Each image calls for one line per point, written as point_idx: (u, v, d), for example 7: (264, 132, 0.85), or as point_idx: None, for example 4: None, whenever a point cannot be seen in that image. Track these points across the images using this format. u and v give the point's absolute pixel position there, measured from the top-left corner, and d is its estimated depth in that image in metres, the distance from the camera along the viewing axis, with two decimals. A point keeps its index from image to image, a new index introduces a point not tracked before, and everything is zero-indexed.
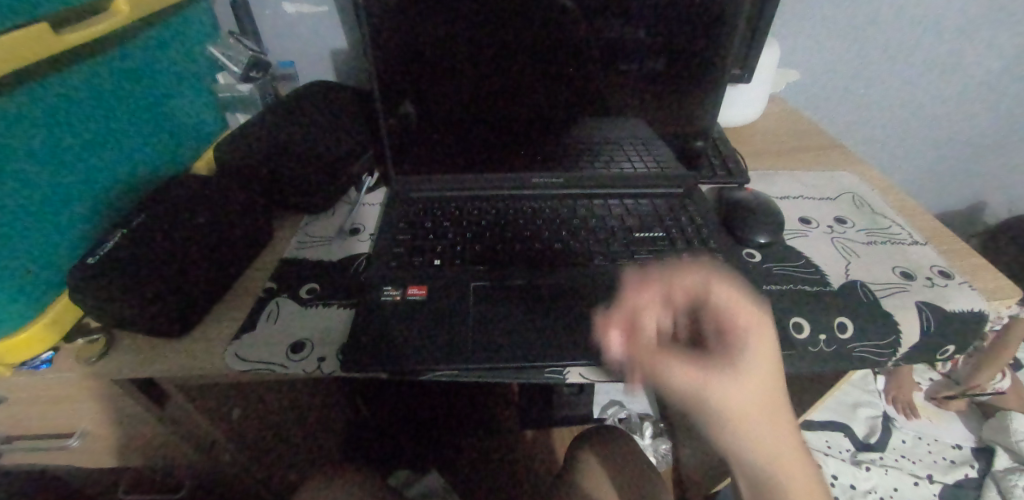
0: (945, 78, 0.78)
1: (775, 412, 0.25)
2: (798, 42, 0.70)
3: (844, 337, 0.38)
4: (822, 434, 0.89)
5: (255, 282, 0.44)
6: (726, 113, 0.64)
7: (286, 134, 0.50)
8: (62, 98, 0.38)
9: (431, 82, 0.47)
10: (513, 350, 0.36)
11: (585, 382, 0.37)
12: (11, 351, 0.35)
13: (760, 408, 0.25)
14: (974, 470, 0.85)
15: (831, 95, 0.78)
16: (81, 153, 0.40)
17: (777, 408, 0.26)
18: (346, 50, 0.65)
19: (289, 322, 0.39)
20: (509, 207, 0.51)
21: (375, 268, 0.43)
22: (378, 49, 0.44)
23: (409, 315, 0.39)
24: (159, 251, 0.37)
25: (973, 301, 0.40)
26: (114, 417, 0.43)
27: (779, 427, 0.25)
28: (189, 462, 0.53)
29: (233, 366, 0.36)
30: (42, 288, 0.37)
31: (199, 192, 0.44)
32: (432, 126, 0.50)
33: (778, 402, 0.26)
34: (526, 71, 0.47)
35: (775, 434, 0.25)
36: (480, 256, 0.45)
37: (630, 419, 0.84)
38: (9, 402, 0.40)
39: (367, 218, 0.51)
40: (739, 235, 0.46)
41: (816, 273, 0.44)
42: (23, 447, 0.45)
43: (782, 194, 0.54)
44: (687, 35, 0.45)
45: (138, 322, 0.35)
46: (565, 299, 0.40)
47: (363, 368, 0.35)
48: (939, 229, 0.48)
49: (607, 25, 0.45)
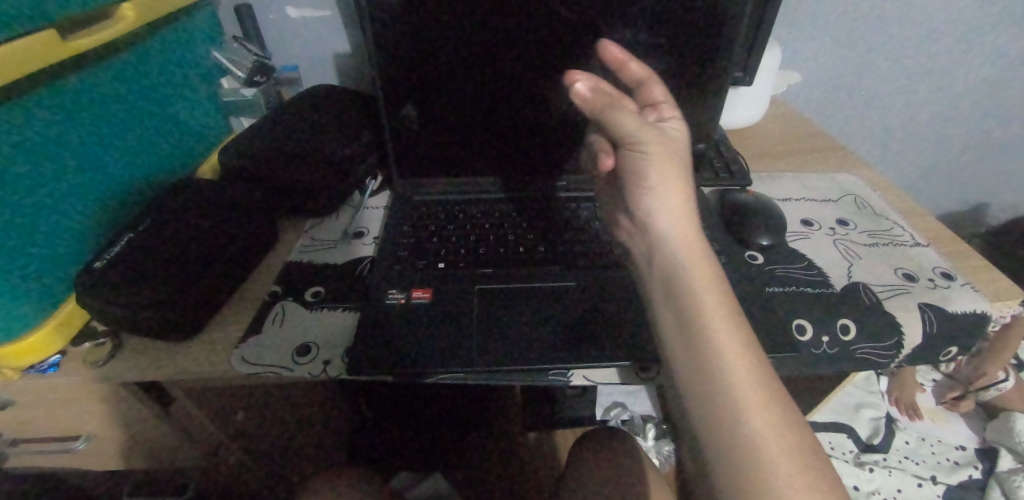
0: (946, 79, 0.78)
1: (685, 176, 0.32)
2: (798, 44, 0.70)
3: (847, 339, 0.38)
4: (825, 435, 0.89)
5: (260, 286, 0.44)
6: (728, 115, 0.64)
7: (290, 138, 0.51)
8: (66, 103, 0.38)
9: (433, 86, 0.47)
10: (517, 353, 0.37)
11: (588, 384, 0.37)
12: (19, 355, 0.36)
13: (674, 155, 0.31)
14: (977, 472, 0.85)
15: (832, 97, 0.78)
16: (85, 158, 0.40)
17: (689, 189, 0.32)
18: (349, 53, 0.65)
19: (294, 326, 0.39)
20: (512, 210, 0.51)
21: (379, 272, 0.43)
22: (381, 53, 0.44)
23: (413, 318, 0.39)
24: (164, 256, 0.38)
25: (976, 302, 0.40)
26: (120, 420, 0.43)
27: (692, 232, 0.31)
28: (194, 463, 0.53)
29: (238, 370, 0.36)
30: (49, 292, 0.38)
31: (204, 197, 0.44)
32: (434, 129, 0.50)
33: (691, 183, 0.32)
34: (528, 74, 0.47)
35: (689, 242, 0.30)
36: (483, 259, 0.45)
37: (632, 420, 0.84)
38: (17, 405, 0.40)
39: (371, 222, 0.51)
40: (741, 237, 0.46)
41: (819, 275, 0.44)
42: (31, 448, 0.45)
43: (784, 196, 0.54)
44: (688, 38, 0.46)
45: (145, 326, 0.36)
46: (569, 302, 0.41)
47: (368, 371, 0.35)
48: (941, 230, 0.48)
49: (608, 29, 0.45)
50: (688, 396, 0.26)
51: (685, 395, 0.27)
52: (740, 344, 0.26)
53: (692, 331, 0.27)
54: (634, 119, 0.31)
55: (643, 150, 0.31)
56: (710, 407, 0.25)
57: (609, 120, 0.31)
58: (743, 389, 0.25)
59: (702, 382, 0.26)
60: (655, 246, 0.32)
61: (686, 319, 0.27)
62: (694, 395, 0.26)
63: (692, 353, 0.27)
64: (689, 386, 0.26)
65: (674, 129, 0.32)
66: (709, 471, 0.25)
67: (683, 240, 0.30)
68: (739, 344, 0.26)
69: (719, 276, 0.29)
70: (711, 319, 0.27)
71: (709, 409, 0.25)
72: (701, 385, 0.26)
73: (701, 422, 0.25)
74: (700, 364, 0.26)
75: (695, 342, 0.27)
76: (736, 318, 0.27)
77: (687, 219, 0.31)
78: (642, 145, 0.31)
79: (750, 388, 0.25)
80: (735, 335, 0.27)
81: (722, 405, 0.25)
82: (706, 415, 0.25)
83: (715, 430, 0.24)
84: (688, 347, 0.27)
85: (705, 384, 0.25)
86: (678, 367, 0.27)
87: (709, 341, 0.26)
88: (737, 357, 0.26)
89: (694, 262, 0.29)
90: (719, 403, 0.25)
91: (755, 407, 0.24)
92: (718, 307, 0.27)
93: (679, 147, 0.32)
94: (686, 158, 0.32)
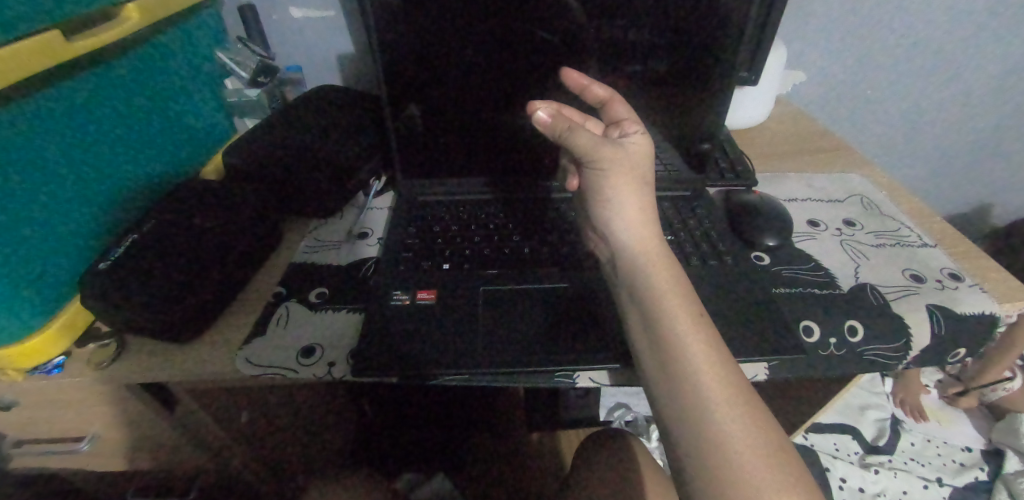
0: (951, 78, 0.77)
1: (645, 188, 0.34)
2: (803, 44, 0.70)
3: (854, 340, 0.38)
4: (830, 437, 0.89)
5: (264, 287, 0.44)
6: (733, 115, 0.64)
7: (294, 138, 0.50)
8: (70, 104, 0.38)
9: (437, 87, 0.47)
10: (522, 354, 0.36)
11: (594, 386, 0.37)
12: (23, 357, 0.36)
13: (633, 168, 0.33)
14: (984, 473, 0.84)
15: (837, 96, 0.77)
16: (89, 158, 0.40)
17: (649, 200, 0.34)
18: (352, 54, 0.65)
19: (299, 327, 0.39)
20: (516, 211, 0.50)
21: (383, 273, 0.43)
22: (384, 53, 0.44)
23: (417, 320, 0.39)
24: (169, 257, 0.38)
25: (985, 304, 0.40)
26: (124, 421, 0.43)
27: (652, 242, 0.32)
28: (197, 464, 0.53)
29: (243, 371, 0.36)
30: (53, 294, 0.37)
31: (208, 197, 0.44)
32: (438, 130, 0.50)
33: (650, 195, 0.34)
34: (532, 74, 0.47)
35: (650, 251, 0.32)
36: (487, 260, 0.45)
37: (636, 421, 0.84)
38: (22, 406, 0.40)
39: (375, 223, 0.51)
40: (747, 238, 0.46)
41: (826, 276, 0.43)
42: (36, 449, 0.46)
43: (789, 197, 0.53)
44: (693, 38, 0.45)
45: (149, 328, 0.36)
46: (574, 303, 0.40)
47: (373, 373, 0.35)
48: (949, 231, 0.48)
49: (612, 28, 0.45)
50: (660, 398, 0.27)
51: (657, 399, 0.28)
52: (703, 345, 0.28)
53: (658, 336, 0.28)
54: (593, 135, 0.33)
55: (603, 163, 0.33)
56: (679, 407, 0.26)
57: (569, 138, 0.34)
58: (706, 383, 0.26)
59: (670, 384, 0.27)
60: (620, 257, 0.33)
61: (651, 325, 0.29)
62: (665, 397, 0.27)
63: (659, 357, 0.28)
64: (659, 389, 0.27)
65: (633, 142, 0.35)
66: (683, 468, 0.26)
67: (645, 251, 0.32)
68: (702, 345, 0.27)
69: (679, 281, 0.31)
70: (675, 320, 0.28)
71: (679, 408, 0.26)
72: (670, 387, 0.27)
73: (673, 420, 0.26)
74: (667, 367, 0.27)
75: (660, 346, 0.28)
76: (698, 321, 0.29)
77: (649, 229, 0.33)
78: (602, 161, 0.33)
79: (715, 386, 0.26)
80: (700, 335, 0.28)
81: (689, 403, 0.26)
82: (677, 414, 0.26)
83: (685, 428, 0.26)
84: (656, 351, 0.28)
85: (673, 385, 0.27)
86: (648, 371, 0.29)
87: (674, 344, 0.28)
88: (702, 358, 0.27)
89: (657, 270, 0.31)
90: (687, 402, 0.26)
91: (720, 403, 0.25)
92: (680, 312, 0.29)
93: (637, 159, 0.34)
94: (644, 169, 0.34)
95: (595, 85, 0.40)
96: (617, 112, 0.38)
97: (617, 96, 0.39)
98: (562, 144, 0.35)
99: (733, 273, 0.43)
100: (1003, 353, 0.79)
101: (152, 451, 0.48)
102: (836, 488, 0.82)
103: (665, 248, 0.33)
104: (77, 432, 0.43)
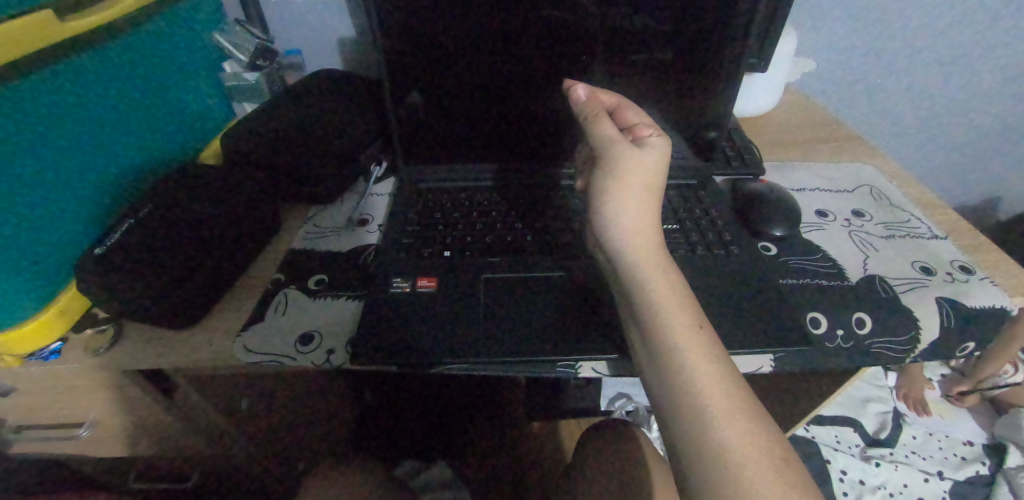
0: (964, 68, 0.75)
1: (652, 191, 0.33)
2: (814, 30, 0.68)
3: (862, 333, 0.37)
4: (831, 429, 0.90)
5: (263, 272, 0.44)
6: (742, 103, 0.63)
7: (293, 122, 0.50)
8: (61, 84, 0.37)
9: (438, 72, 0.46)
10: (523, 344, 0.36)
11: (596, 376, 0.36)
12: (19, 343, 0.35)
13: (642, 174, 0.32)
14: (985, 467, 0.84)
15: (847, 85, 0.76)
16: (83, 141, 0.39)
17: (656, 206, 0.33)
18: (352, 37, 0.63)
19: (296, 314, 0.39)
20: (519, 198, 0.49)
21: (384, 259, 0.43)
22: (384, 36, 0.43)
23: (417, 307, 0.38)
24: (164, 244, 0.37)
25: (995, 297, 0.39)
26: (126, 407, 0.43)
27: (654, 248, 0.32)
28: (199, 450, 0.53)
29: (241, 358, 0.35)
30: (48, 281, 0.37)
31: (204, 182, 0.43)
32: (439, 116, 0.49)
33: (656, 199, 0.33)
34: (535, 60, 0.46)
35: (651, 256, 0.31)
36: (490, 247, 0.44)
37: (637, 411, 0.81)
38: (20, 392, 0.40)
39: (376, 210, 0.50)
40: (754, 227, 0.45)
41: (834, 268, 0.43)
42: (35, 435, 0.46)
43: (797, 186, 0.52)
44: (703, 23, 0.44)
45: (146, 316, 0.35)
46: (575, 290, 0.40)
47: (371, 361, 0.34)
48: (958, 222, 0.47)
49: (619, 13, 0.43)
50: (661, 403, 0.27)
51: (659, 403, 0.27)
52: (704, 353, 0.27)
53: (657, 342, 0.28)
54: (612, 130, 0.34)
55: (609, 166, 0.33)
56: (680, 413, 0.26)
57: (593, 128, 0.36)
58: (704, 390, 0.26)
59: (671, 389, 0.27)
60: (617, 262, 0.32)
61: (651, 330, 0.29)
62: (666, 403, 0.27)
63: (660, 365, 0.28)
64: (660, 394, 0.27)
65: (647, 145, 0.34)
66: (685, 471, 0.25)
67: (641, 255, 0.31)
68: (702, 354, 0.27)
69: (676, 285, 0.30)
70: (671, 327, 0.28)
71: (681, 416, 0.26)
72: (672, 394, 0.26)
73: (675, 425, 0.26)
74: (668, 372, 0.27)
75: (661, 352, 0.28)
76: (702, 330, 0.28)
77: (653, 234, 0.32)
78: (611, 163, 0.33)
79: (716, 395, 0.26)
80: (696, 341, 0.28)
81: (689, 411, 0.26)
82: (678, 422, 0.26)
83: (685, 434, 0.25)
84: (655, 358, 0.28)
85: (675, 391, 0.26)
86: (649, 375, 0.28)
87: (674, 352, 0.27)
88: (704, 366, 0.27)
89: (657, 278, 0.30)
90: (687, 407, 0.26)
91: (720, 411, 0.25)
92: (683, 320, 0.28)
93: (648, 166, 0.33)
94: (655, 172, 0.33)
95: (604, 94, 0.39)
96: (626, 120, 0.37)
97: (626, 102, 0.38)
98: (585, 135, 0.37)
99: (738, 262, 0.42)
100: (1002, 349, 0.77)
101: (151, 435, 0.48)
102: (836, 480, 0.82)
103: (663, 252, 0.32)
104: (80, 417, 0.44)
